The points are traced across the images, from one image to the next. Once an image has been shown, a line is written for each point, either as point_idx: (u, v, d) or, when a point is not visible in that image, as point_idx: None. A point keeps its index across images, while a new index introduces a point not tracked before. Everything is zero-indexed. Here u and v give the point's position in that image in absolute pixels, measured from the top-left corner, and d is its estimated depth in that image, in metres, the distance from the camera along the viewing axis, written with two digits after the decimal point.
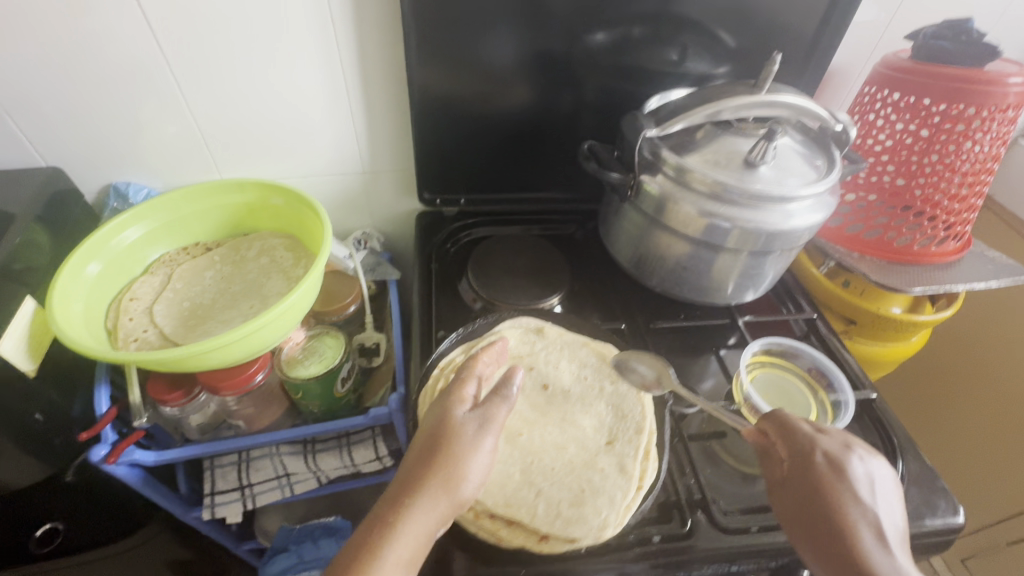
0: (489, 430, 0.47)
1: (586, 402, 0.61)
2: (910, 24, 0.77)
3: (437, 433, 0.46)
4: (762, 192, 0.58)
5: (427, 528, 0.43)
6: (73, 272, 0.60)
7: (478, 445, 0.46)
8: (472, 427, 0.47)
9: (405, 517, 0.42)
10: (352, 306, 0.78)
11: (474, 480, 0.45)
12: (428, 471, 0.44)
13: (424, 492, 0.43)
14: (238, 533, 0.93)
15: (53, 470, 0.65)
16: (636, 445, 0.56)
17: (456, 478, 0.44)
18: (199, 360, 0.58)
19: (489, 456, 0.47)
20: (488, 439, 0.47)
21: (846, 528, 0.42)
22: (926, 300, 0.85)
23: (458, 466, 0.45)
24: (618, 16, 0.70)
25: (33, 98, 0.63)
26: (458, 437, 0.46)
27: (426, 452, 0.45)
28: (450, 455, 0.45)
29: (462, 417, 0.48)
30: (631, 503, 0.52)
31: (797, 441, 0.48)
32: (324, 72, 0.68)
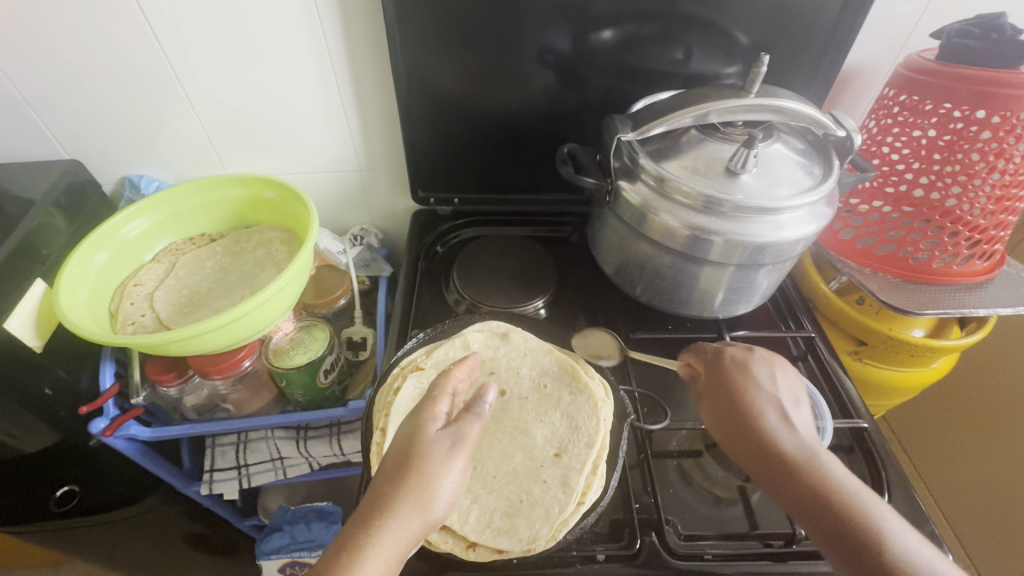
0: (461, 450, 0.44)
1: (544, 412, 0.60)
2: (942, 22, 0.70)
3: (412, 450, 0.43)
4: (747, 202, 0.54)
5: (400, 549, 0.40)
6: (81, 260, 0.65)
7: (449, 465, 0.43)
8: (445, 446, 0.44)
9: (379, 536, 0.39)
10: (341, 300, 0.81)
11: (446, 498, 0.42)
12: (403, 490, 0.41)
13: (395, 512, 0.40)
14: (242, 509, 0.99)
15: (62, 437, 0.71)
16: (583, 459, 0.55)
17: (428, 496, 0.41)
18: (182, 347, 0.60)
19: (464, 474, 0.44)
20: (459, 458, 0.44)
21: (749, 408, 0.48)
22: (954, 322, 0.77)
23: (432, 485, 0.42)
24: (610, 11, 0.66)
25: (54, 97, 0.69)
26: (432, 457, 0.43)
27: (400, 468, 0.42)
28: (425, 470, 0.42)
29: (434, 435, 0.44)
30: (569, 518, 0.51)
31: (706, 350, 0.56)
32: (317, 73, 0.70)
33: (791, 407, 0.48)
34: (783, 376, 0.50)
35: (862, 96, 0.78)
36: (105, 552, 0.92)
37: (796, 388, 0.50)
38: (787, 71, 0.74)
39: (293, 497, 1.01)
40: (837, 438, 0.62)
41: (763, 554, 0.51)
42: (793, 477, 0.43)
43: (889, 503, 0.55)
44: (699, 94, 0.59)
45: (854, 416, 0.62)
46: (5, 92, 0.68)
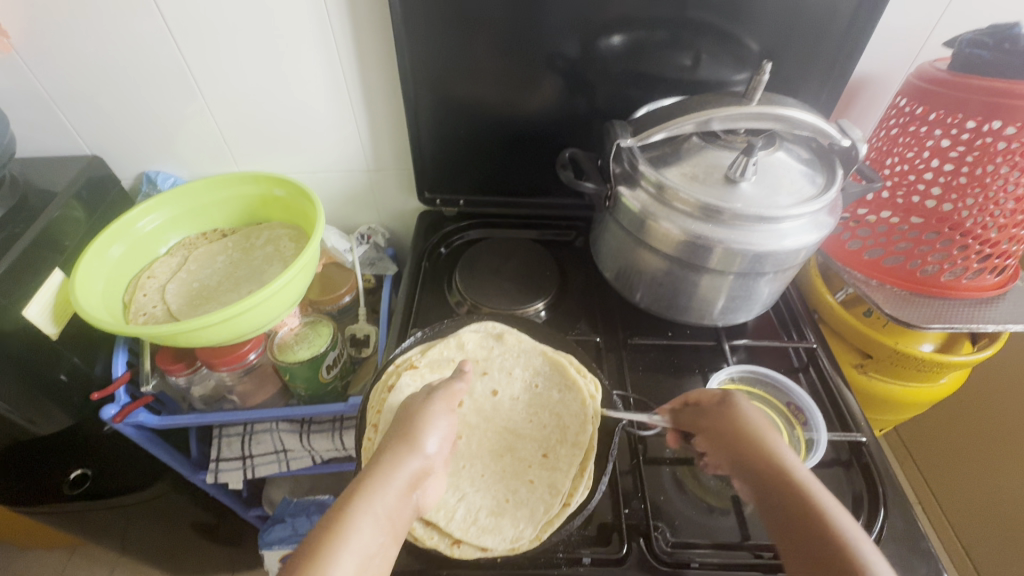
0: (439, 395, 0.50)
1: (534, 413, 0.61)
2: (957, 31, 0.68)
3: (401, 415, 0.49)
4: (746, 210, 0.54)
5: (399, 481, 0.43)
6: (97, 253, 0.67)
7: (430, 409, 0.49)
8: (422, 397, 0.50)
9: (380, 473, 0.42)
10: (346, 297, 0.83)
11: (434, 435, 0.47)
12: (396, 439, 0.46)
13: (388, 451, 0.44)
14: (248, 499, 1.01)
15: (74, 422, 0.74)
16: (571, 462, 0.56)
17: (417, 435, 0.46)
18: (188, 338, 0.62)
19: (446, 413, 0.49)
20: (440, 407, 0.49)
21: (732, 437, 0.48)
22: (967, 338, 0.75)
23: (418, 425, 0.47)
24: (617, 17, 0.67)
25: (76, 93, 0.72)
26: (419, 411, 0.48)
27: (394, 429, 0.47)
28: (414, 422, 0.47)
29: (410, 399, 0.51)
30: (555, 519, 0.52)
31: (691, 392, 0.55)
32: (328, 72, 0.72)
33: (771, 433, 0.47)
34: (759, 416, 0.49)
35: (875, 105, 0.77)
36: (116, 537, 0.94)
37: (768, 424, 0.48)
38: (798, 79, 0.73)
39: (297, 489, 1.03)
40: (836, 451, 0.61)
41: (753, 565, 0.51)
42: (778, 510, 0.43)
43: (887, 519, 0.54)
44: (701, 101, 0.59)
45: (853, 429, 0.61)
46: (30, 89, 0.71)
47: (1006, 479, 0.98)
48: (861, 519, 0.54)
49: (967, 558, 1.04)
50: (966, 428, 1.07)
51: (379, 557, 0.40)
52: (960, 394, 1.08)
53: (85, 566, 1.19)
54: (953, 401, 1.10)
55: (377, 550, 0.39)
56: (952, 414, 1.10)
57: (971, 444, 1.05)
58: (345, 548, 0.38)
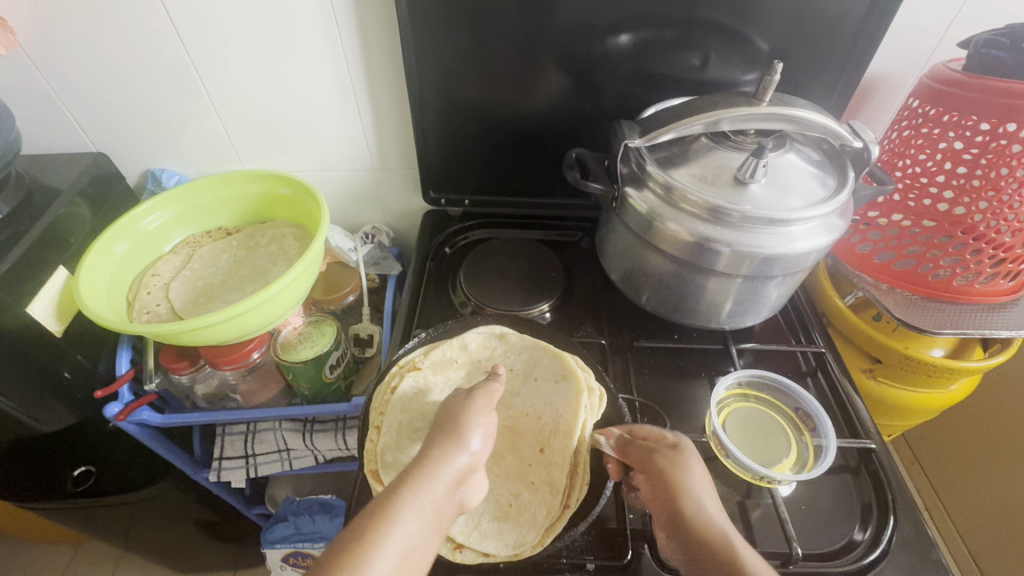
0: (481, 393, 0.50)
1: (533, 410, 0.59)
2: (973, 32, 0.67)
3: (445, 412, 0.48)
4: (755, 212, 0.53)
5: (446, 476, 0.42)
6: (101, 251, 0.67)
7: (474, 405, 0.48)
8: (463, 394, 0.50)
9: (426, 468, 0.42)
10: (350, 296, 0.82)
11: (479, 431, 0.46)
12: (441, 435, 0.45)
13: (434, 446, 0.44)
14: (250, 498, 1.01)
15: (78, 419, 0.74)
16: (566, 456, 0.55)
17: (462, 430, 0.45)
18: (193, 337, 0.62)
19: (488, 409, 0.48)
20: (482, 404, 0.49)
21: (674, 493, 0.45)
22: (978, 343, 0.74)
23: (463, 420, 0.46)
24: (626, 16, 0.66)
25: (81, 90, 0.72)
26: (461, 408, 0.48)
27: (437, 426, 0.47)
28: (457, 418, 0.47)
29: (451, 398, 0.51)
30: (557, 522, 0.51)
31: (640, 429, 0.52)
32: (332, 71, 0.71)
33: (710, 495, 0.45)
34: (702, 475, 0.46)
35: (887, 106, 0.76)
36: (119, 534, 0.95)
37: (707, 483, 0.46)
38: (808, 79, 0.72)
39: (300, 488, 1.03)
40: (844, 458, 0.60)
41: None
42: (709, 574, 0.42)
43: (897, 528, 0.53)
44: (710, 102, 0.58)
45: (863, 436, 0.60)
46: (37, 86, 0.71)
47: (1016, 486, 0.97)
48: (870, 528, 0.53)
49: (975, 564, 1.03)
50: (977, 434, 1.05)
51: (421, 550, 0.39)
52: (972, 399, 1.06)
53: (88, 562, 1.19)
54: (964, 407, 1.08)
55: (419, 544, 0.39)
56: (964, 420, 1.08)
57: (982, 450, 1.04)
58: (389, 537, 0.38)
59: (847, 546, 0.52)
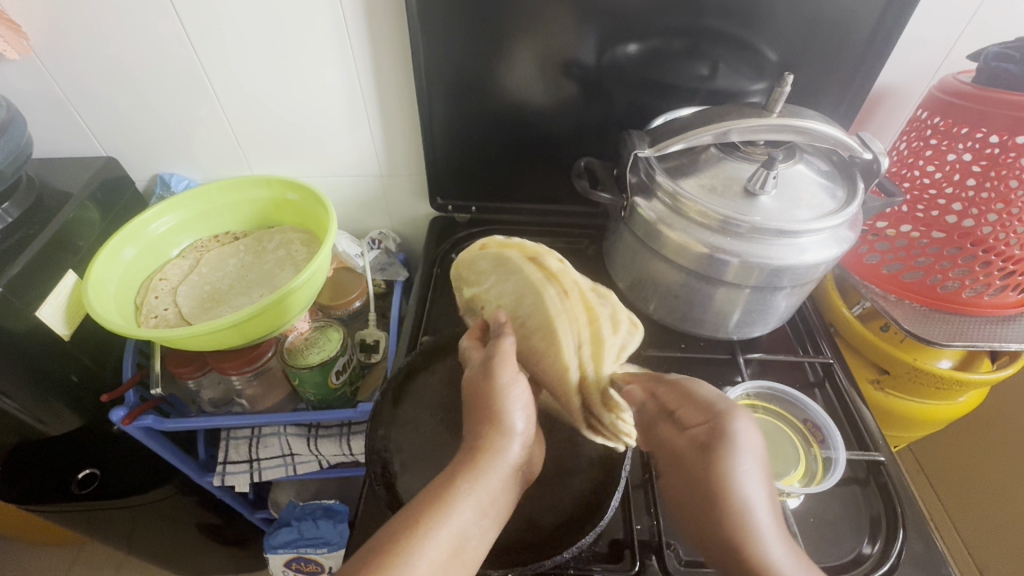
0: (507, 361, 0.49)
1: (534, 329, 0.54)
2: (982, 44, 0.67)
3: (481, 393, 0.47)
4: (765, 223, 0.53)
5: (500, 466, 0.42)
6: (110, 255, 0.68)
7: (508, 380, 0.47)
8: (486, 366, 0.48)
9: (479, 461, 0.42)
10: (356, 302, 0.82)
11: (518, 410, 0.46)
12: (484, 426, 0.45)
13: (484, 437, 0.44)
14: (253, 502, 1.01)
15: (84, 423, 0.74)
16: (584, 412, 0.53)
17: (503, 415, 0.45)
18: (201, 342, 0.62)
19: (517, 378, 0.48)
20: (510, 375, 0.48)
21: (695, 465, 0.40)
22: (986, 356, 0.73)
23: (507, 403, 0.46)
24: (635, 25, 0.66)
25: (92, 93, 0.72)
26: (490, 385, 0.47)
27: (474, 410, 0.46)
28: (493, 400, 0.46)
29: (476, 371, 0.49)
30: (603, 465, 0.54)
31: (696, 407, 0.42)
32: (342, 77, 0.72)
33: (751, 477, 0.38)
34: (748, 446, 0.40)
35: (895, 116, 0.76)
36: (122, 538, 0.94)
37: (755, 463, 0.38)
38: (817, 90, 0.72)
39: (303, 493, 1.03)
40: (853, 470, 0.59)
41: None
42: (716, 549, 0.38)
43: (906, 542, 0.53)
44: (720, 112, 0.58)
45: (871, 448, 0.60)
46: (49, 90, 0.71)
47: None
48: (879, 541, 0.53)
49: None
50: (988, 447, 1.04)
51: (478, 542, 0.39)
52: (985, 411, 1.05)
53: (89, 565, 1.19)
54: (976, 419, 1.07)
55: (474, 532, 0.39)
56: (976, 432, 1.07)
57: (993, 463, 1.03)
58: (444, 526, 0.38)
59: (855, 559, 0.52)
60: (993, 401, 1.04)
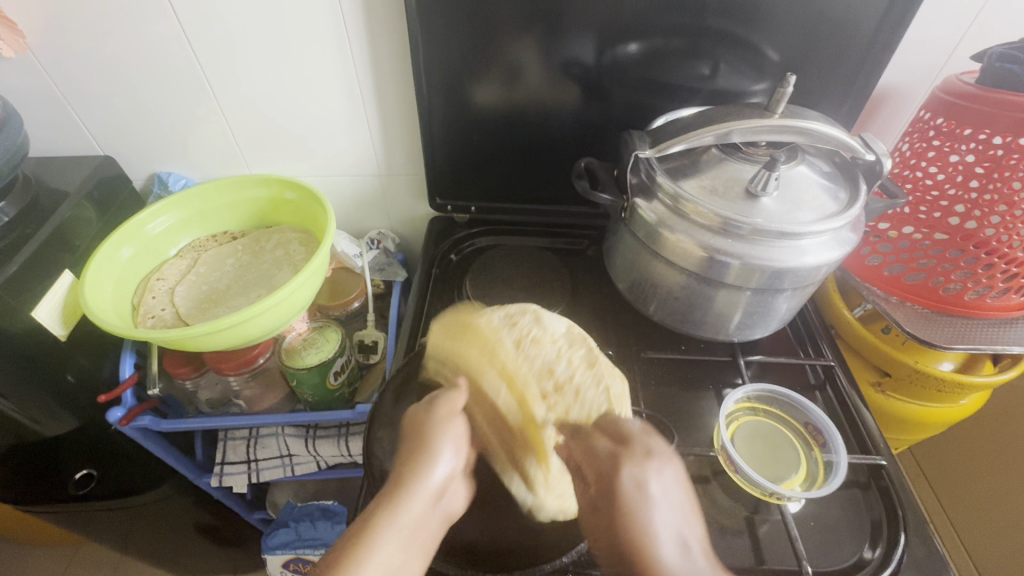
0: (445, 401, 0.49)
1: (519, 386, 0.52)
2: (986, 44, 0.67)
3: (408, 429, 0.47)
4: (766, 225, 0.53)
5: (428, 496, 0.42)
6: (107, 255, 0.67)
7: (447, 419, 0.47)
8: (422, 403, 0.49)
9: (401, 487, 0.41)
10: (355, 302, 0.82)
11: (450, 445, 0.45)
12: (414, 449, 0.45)
13: (407, 466, 0.43)
14: (251, 502, 1.00)
15: (80, 424, 0.74)
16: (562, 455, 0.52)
17: (430, 444, 0.45)
18: (199, 343, 0.62)
19: (455, 417, 0.48)
20: (446, 410, 0.48)
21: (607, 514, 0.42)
22: (987, 358, 0.73)
23: (433, 434, 0.45)
24: (636, 24, 0.65)
25: (88, 93, 0.72)
26: (427, 417, 0.47)
27: (404, 445, 0.45)
28: (425, 433, 0.46)
29: (415, 404, 0.50)
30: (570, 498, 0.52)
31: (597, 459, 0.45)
32: (340, 76, 0.71)
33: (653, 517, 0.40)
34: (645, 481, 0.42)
35: (897, 117, 0.75)
36: (119, 538, 0.94)
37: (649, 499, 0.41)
38: (819, 91, 0.71)
39: (301, 493, 1.03)
40: (854, 473, 0.59)
41: None
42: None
43: (908, 546, 0.52)
44: (722, 113, 0.57)
45: (872, 451, 0.60)
46: (45, 89, 0.71)
47: None
48: (879, 545, 0.53)
49: None
50: (989, 449, 1.04)
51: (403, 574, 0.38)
52: (986, 413, 1.05)
53: (88, 565, 1.19)
54: (977, 421, 1.07)
55: (400, 565, 0.38)
56: (978, 434, 1.07)
57: (994, 466, 1.03)
58: (368, 557, 0.37)
59: (856, 564, 0.52)
60: (995, 403, 1.04)
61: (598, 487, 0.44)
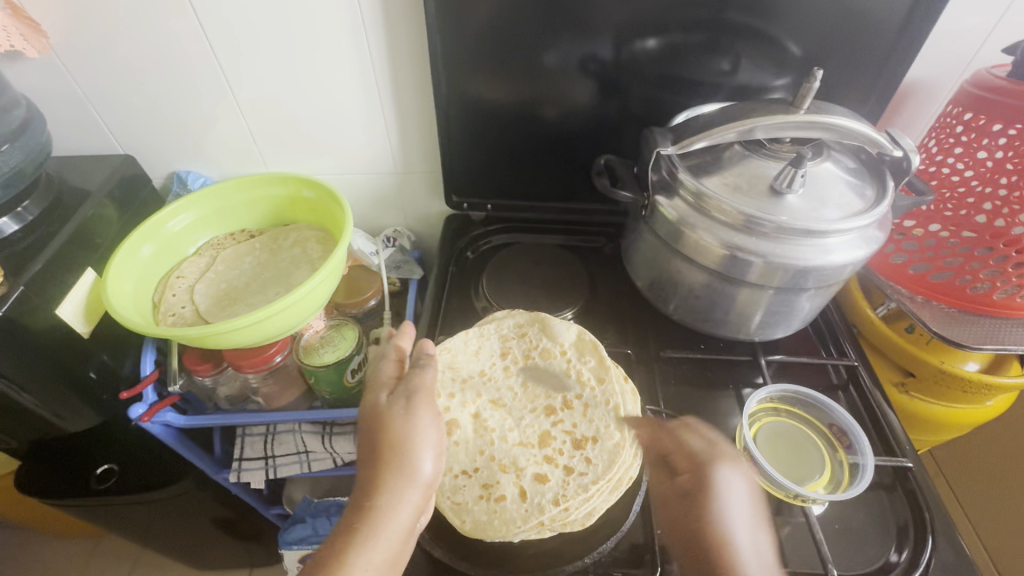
0: (418, 403, 0.47)
1: (533, 395, 0.60)
2: (1019, 36, 0.65)
3: (374, 436, 0.46)
4: (791, 223, 0.52)
5: (406, 520, 0.44)
6: (128, 253, 0.68)
7: (416, 423, 0.46)
8: (401, 407, 0.47)
9: (374, 524, 0.43)
10: (371, 301, 0.82)
11: (426, 457, 0.46)
12: (383, 468, 0.45)
13: (384, 490, 0.44)
14: (268, 498, 1.01)
15: (102, 419, 0.75)
16: (579, 457, 0.55)
17: (405, 464, 0.45)
18: (219, 340, 0.62)
19: (434, 421, 0.47)
20: (424, 416, 0.47)
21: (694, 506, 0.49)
22: (1015, 359, 0.71)
23: (408, 453, 0.45)
24: (657, 19, 0.64)
25: (110, 93, 0.72)
26: (404, 429, 0.46)
27: (374, 456, 0.45)
28: (398, 448, 0.45)
29: (387, 402, 0.48)
30: (594, 506, 0.52)
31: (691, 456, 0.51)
32: (357, 75, 0.71)
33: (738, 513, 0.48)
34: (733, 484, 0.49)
35: (924, 112, 0.74)
36: (139, 531, 0.95)
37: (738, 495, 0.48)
38: (843, 85, 0.70)
39: (317, 489, 1.03)
40: (879, 475, 0.58)
41: None
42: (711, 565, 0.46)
43: (934, 550, 0.51)
44: (746, 109, 0.56)
45: (897, 453, 0.59)
46: (67, 88, 0.71)
47: None
48: (905, 549, 0.52)
49: None
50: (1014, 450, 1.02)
51: None
52: (1012, 414, 1.03)
53: (108, 557, 1.21)
54: (1003, 423, 1.04)
55: None
56: (1003, 436, 1.05)
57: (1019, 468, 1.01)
58: None
59: (882, 568, 0.51)
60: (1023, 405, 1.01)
61: (689, 481, 0.50)
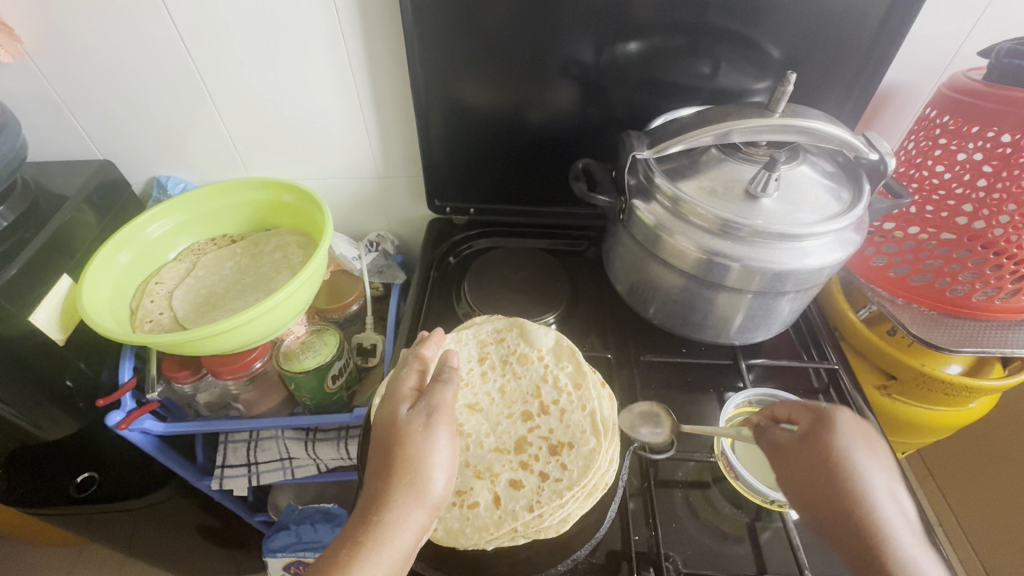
0: (437, 421, 0.46)
1: (509, 400, 0.60)
2: (993, 39, 0.65)
3: (388, 449, 0.45)
4: (767, 227, 0.51)
5: (410, 537, 0.43)
6: (105, 260, 0.67)
7: (431, 441, 0.45)
8: (420, 423, 0.45)
9: (378, 539, 0.42)
10: (352, 305, 0.82)
11: (438, 474, 0.44)
12: (394, 485, 0.43)
13: (392, 506, 0.43)
14: (253, 505, 1.00)
15: (79, 428, 0.74)
16: (557, 463, 0.55)
17: (418, 483, 0.44)
18: (194, 347, 0.61)
19: (450, 440, 0.46)
20: (442, 432, 0.45)
21: (819, 451, 0.44)
22: (996, 360, 0.72)
23: (421, 472, 0.44)
24: (634, 22, 0.64)
25: (88, 97, 0.72)
26: (418, 447, 0.44)
27: (383, 469, 0.44)
28: (408, 463, 0.44)
29: (406, 416, 0.46)
30: (571, 512, 0.51)
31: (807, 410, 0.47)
32: (337, 77, 0.71)
33: (868, 452, 0.43)
34: (856, 428, 0.44)
35: (902, 115, 0.74)
36: (121, 540, 0.94)
37: (866, 432, 0.44)
38: (821, 89, 0.70)
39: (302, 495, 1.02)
40: None
41: None
42: (842, 507, 0.41)
43: None
44: (721, 113, 0.56)
45: None
46: (45, 94, 0.71)
47: None
48: None
49: None
50: (996, 451, 1.03)
51: None
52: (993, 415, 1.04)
53: (92, 564, 1.20)
54: (985, 423, 1.05)
55: None
56: (985, 436, 1.05)
57: (1001, 468, 1.01)
58: None
59: None
60: (1004, 406, 1.02)
61: (808, 426, 0.46)
